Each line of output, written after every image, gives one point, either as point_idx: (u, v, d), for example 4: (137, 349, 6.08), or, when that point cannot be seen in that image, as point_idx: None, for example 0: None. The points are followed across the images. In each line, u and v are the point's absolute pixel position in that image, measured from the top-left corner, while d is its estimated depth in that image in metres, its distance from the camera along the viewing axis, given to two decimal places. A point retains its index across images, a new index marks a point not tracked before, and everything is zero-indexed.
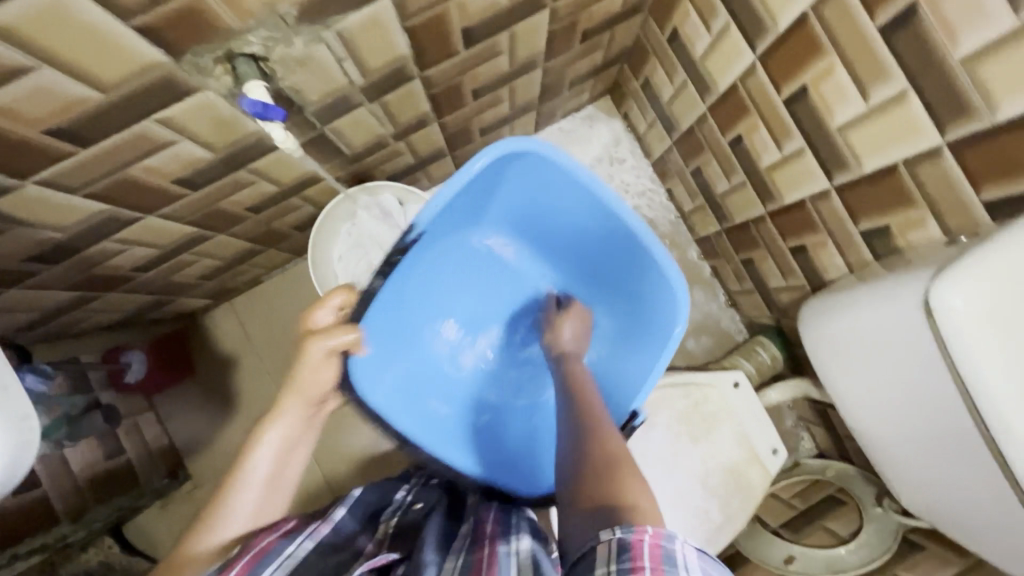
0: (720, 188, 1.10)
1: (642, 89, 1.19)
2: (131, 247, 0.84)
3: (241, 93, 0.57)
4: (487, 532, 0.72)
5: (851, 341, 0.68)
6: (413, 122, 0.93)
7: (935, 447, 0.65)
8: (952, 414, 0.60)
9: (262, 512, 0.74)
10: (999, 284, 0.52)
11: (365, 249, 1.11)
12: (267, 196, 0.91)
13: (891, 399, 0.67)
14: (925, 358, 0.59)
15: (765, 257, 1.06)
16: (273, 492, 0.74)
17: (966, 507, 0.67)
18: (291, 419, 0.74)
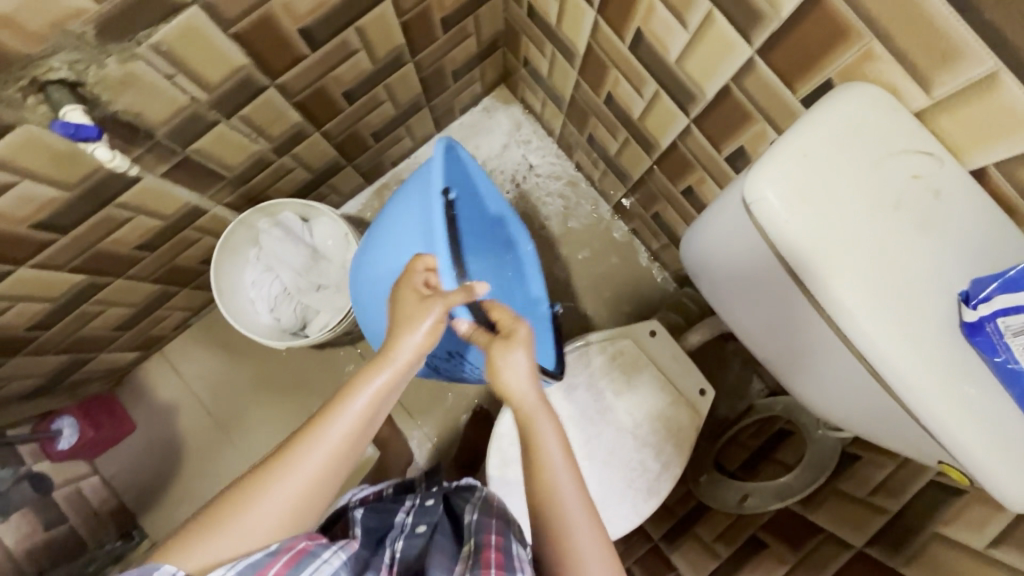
0: (613, 149, 1.12)
1: (527, 70, 1.22)
2: (17, 303, 0.83)
3: (58, 118, 0.58)
4: (490, 559, 0.64)
5: (720, 256, 0.65)
6: (290, 134, 0.94)
7: (805, 347, 0.61)
8: (798, 305, 0.57)
9: (329, 479, 0.59)
10: (801, 165, 0.51)
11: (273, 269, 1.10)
12: (155, 231, 0.90)
13: (758, 305, 0.64)
14: (759, 254, 0.58)
15: (668, 206, 1.08)
16: (346, 463, 0.60)
17: (846, 404, 0.63)
18: (386, 378, 0.62)
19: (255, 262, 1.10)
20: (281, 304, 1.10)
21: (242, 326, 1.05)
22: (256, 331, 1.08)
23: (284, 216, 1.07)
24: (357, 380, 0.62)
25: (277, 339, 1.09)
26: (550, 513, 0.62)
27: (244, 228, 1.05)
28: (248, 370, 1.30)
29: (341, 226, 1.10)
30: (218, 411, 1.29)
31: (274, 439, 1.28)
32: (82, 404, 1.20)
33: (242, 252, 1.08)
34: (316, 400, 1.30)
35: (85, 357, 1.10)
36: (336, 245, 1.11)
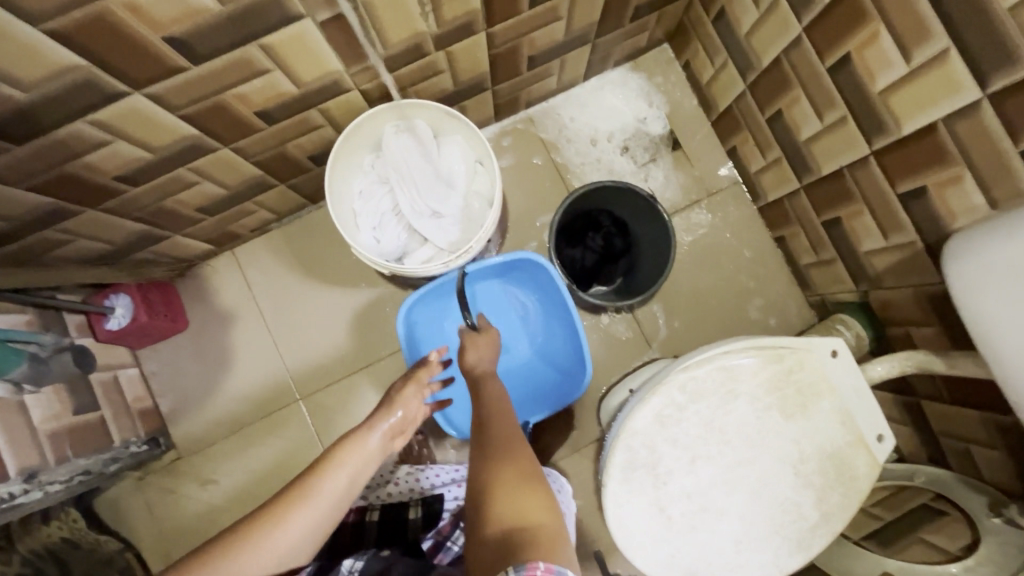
0: (806, 134, 0.95)
1: (714, 27, 1.05)
2: (116, 142, 0.69)
3: None
4: None
5: None
6: (460, 24, 0.79)
7: None
8: None
9: (307, 538, 0.61)
10: None
11: (388, 180, 0.96)
12: (286, 100, 0.77)
13: None
14: None
15: (860, 212, 0.91)
16: (328, 522, 0.63)
17: None
18: (372, 440, 0.67)
19: (370, 168, 0.96)
20: (390, 223, 0.97)
21: (347, 237, 0.91)
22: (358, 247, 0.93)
23: (418, 123, 0.93)
24: (350, 438, 0.66)
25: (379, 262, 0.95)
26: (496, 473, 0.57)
27: (370, 125, 0.90)
28: (321, 295, 1.16)
29: (475, 151, 0.97)
30: (282, 332, 1.16)
31: (336, 372, 1.15)
32: (143, 286, 1.06)
33: (358, 153, 0.94)
34: (389, 342, 1.16)
35: (157, 234, 0.97)
36: (465, 170, 0.97)
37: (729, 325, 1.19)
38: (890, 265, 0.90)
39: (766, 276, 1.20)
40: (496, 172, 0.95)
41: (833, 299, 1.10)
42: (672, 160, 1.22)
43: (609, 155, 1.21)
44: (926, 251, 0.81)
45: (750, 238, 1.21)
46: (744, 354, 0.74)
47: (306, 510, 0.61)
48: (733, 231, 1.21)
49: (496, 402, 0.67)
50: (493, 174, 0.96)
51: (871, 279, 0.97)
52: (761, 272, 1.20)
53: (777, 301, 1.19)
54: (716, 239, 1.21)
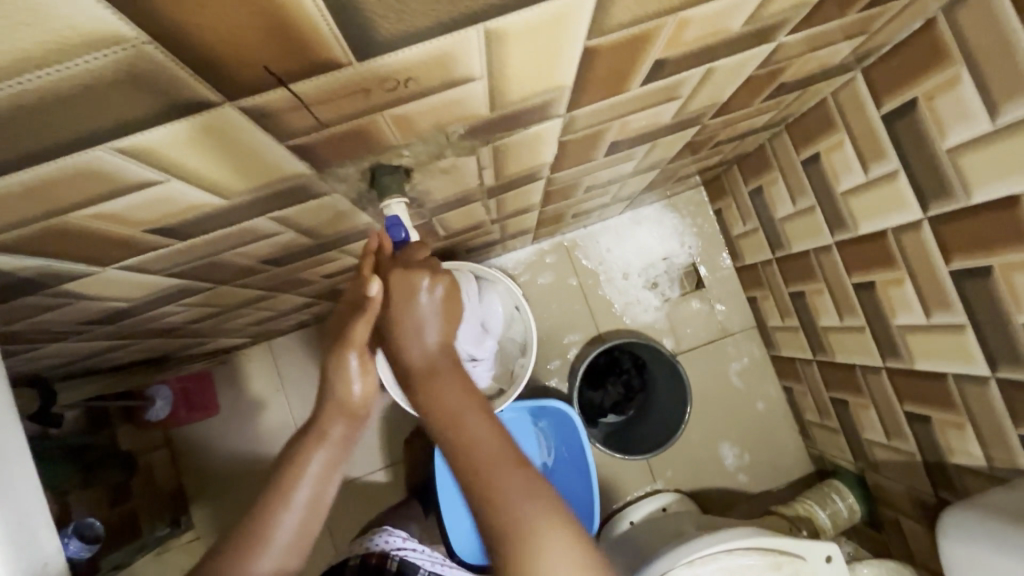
0: (825, 321, 1.01)
1: (749, 197, 1.11)
2: (193, 308, 0.75)
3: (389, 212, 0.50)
4: None
5: None
6: (517, 210, 0.85)
7: None
8: None
9: (303, 541, 0.59)
10: None
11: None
12: (348, 265, 0.83)
13: None
14: None
15: (867, 407, 0.97)
16: (311, 531, 0.60)
17: None
18: (334, 441, 0.63)
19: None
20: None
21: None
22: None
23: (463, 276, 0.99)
24: (300, 456, 0.62)
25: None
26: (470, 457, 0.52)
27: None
28: None
29: (512, 299, 1.02)
30: None
31: None
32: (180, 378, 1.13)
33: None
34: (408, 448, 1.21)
35: (205, 339, 1.02)
36: (501, 317, 1.03)
37: (730, 462, 1.25)
38: (889, 459, 0.96)
39: (770, 421, 1.26)
40: (531, 324, 1.01)
41: (831, 459, 1.16)
42: (694, 299, 1.28)
43: (635, 288, 1.27)
44: (924, 467, 0.87)
45: (759, 382, 1.27)
46: (746, 555, 0.81)
47: (289, 519, 0.58)
48: (743, 373, 1.27)
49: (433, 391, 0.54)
50: (527, 323, 1.03)
51: (869, 461, 1.03)
52: (766, 417, 1.26)
53: (776, 447, 1.25)
54: (727, 379, 1.27)
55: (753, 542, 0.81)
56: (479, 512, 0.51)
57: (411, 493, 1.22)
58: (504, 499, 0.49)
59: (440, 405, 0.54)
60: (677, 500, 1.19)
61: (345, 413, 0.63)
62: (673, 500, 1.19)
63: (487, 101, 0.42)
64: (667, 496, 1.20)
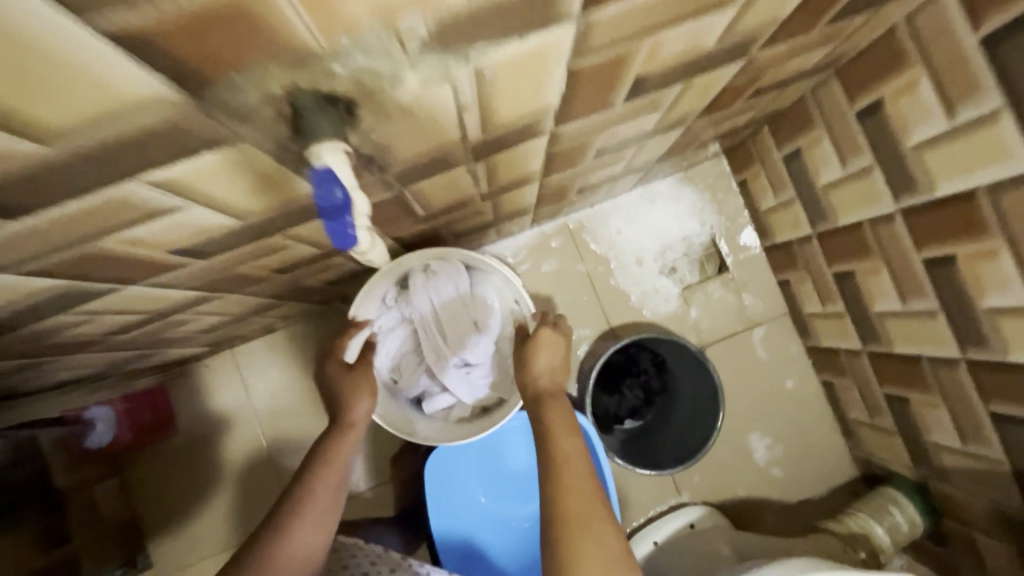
0: (880, 306, 0.85)
1: (784, 163, 0.95)
2: (105, 316, 0.59)
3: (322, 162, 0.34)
4: None
5: None
6: (513, 182, 0.68)
7: None
8: None
9: (335, 506, 0.70)
10: None
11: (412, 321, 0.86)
12: (305, 256, 0.66)
13: None
14: None
15: (934, 406, 0.82)
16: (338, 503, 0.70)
17: None
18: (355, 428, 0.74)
19: (391, 304, 0.85)
20: (410, 367, 0.87)
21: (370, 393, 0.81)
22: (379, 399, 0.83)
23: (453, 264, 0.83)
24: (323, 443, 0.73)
25: (400, 415, 0.85)
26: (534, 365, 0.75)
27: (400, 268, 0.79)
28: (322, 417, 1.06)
29: (511, 292, 0.86)
30: (281, 443, 1.06)
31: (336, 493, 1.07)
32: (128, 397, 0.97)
33: (378, 291, 0.82)
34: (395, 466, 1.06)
35: (150, 352, 0.86)
36: (499, 314, 0.88)
37: (764, 470, 1.09)
38: (963, 467, 0.81)
39: (808, 421, 1.11)
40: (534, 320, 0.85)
41: (883, 465, 1.01)
42: (717, 285, 1.12)
43: (650, 275, 1.11)
44: (1015, 479, 0.72)
45: (794, 376, 1.11)
46: None
47: (323, 487, 0.69)
48: (776, 368, 1.11)
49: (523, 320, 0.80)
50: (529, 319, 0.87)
51: (934, 468, 0.88)
52: (803, 416, 1.10)
53: (816, 450, 1.09)
54: (757, 375, 1.11)
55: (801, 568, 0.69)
56: (546, 505, 0.59)
57: (401, 516, 1.07)
58: (571, 520, 0.56)
59: (546, 416, 0.67)
60: (705, 515, 1.03)
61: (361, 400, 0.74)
62: (701, 516, 1.03)
63: None
64: (695, 512, 1.03)
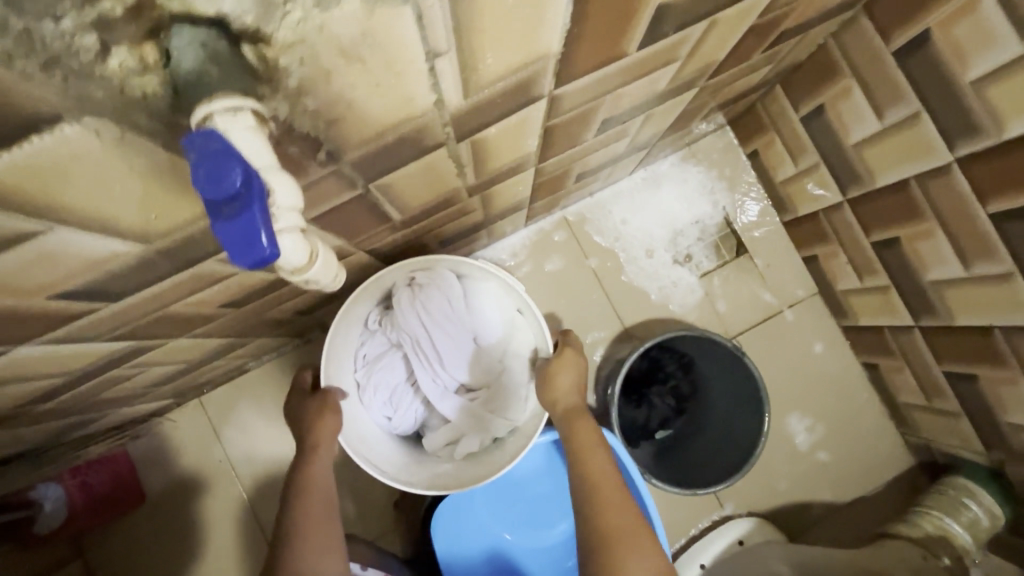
0: (935, 274, 0.74)
1: (802, 125, 0.84)
2: (5, 387, 0.45)
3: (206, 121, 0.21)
4: None
5: None
6: (503, 170, 0.57)
7: None
8: None
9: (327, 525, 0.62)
10: None
11: (404, 346, 0.74)
12: (259, 285, 0.54)
13: None
14: None
15: (1012, 382, 0.71)
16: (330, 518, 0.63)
17: None
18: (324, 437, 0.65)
19: (376, 328, 0.74)
20: (406, 401, 0.74)
21: (356, 431, 0.68)
22: (369, 439, 0.70)
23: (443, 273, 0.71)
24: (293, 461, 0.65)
25: (393, 457, 0.71)
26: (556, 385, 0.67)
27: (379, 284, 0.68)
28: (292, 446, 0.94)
29: (513, 299, 0.73)
30: (266, 499, 0.93)
31: None
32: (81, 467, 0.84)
33: (359, 313, 0.71)
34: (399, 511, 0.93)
35: (96, 417, 0.72)
36: (501, 328, 0.75)
37: (814, 471, 0.97)
38: None
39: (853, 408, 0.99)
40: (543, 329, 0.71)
41: (945, 449, 0.90)
42: (735, 269, 1.01)
43: (661, 266, 1.00)
44: None
45: (831, 362, 0.99)
46: None
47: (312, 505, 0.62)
48: (811, 355, 0.99)
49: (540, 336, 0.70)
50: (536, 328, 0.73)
51: (1013, 452, 0.77)
52: (848, 404, 0.98)
53: (866, 442, 0.98)
54: (792, 364, 0.99)
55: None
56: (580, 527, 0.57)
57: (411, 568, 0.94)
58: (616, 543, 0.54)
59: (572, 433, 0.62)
60: (754, 529, 0.93)
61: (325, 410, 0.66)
62: (748, 530, 0.93)
63: None
64: (742, 525, 0.93)
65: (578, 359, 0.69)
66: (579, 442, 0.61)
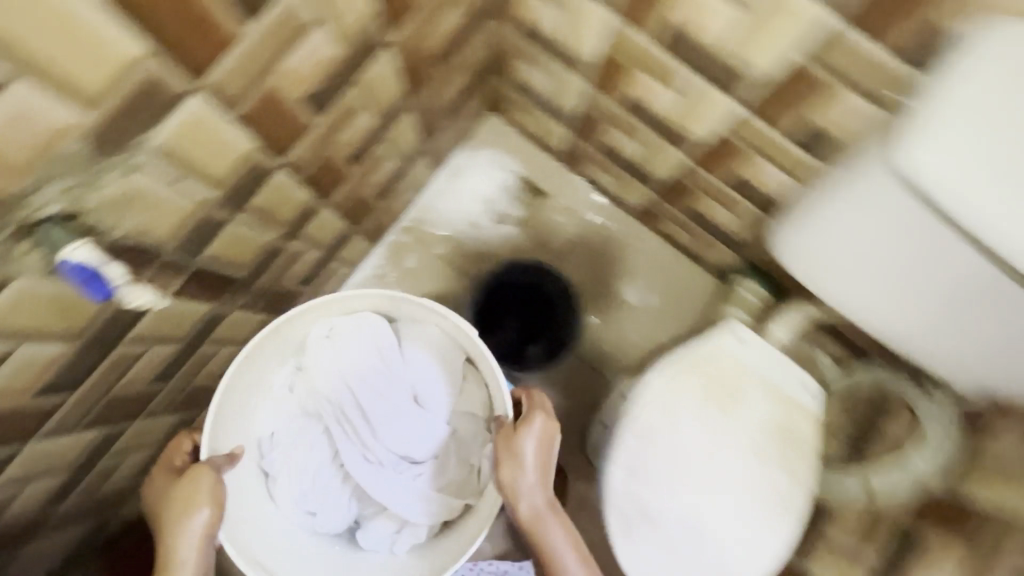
0: (635, 154, 1.05)
1: (520, 93, 1.15)
2: (29, 481, 0.69)
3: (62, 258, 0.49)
4: None
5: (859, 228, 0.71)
6: (298, 216, 0.84)
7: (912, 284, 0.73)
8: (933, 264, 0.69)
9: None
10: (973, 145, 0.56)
11: (329, 424, 0.90)
12: (171, 357, 0.79)
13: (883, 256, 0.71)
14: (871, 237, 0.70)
15: (707, 201, 1.02)
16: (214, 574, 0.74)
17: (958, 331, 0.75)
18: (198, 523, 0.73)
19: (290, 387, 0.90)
20: (333, 490, 0.89)
21: (258, 531, 0.83)
22: (263, 526, 0.85)
23: (357, 335, 0.89)
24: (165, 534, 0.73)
25: (299, 554, 0.86)
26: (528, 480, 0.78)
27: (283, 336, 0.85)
28: None
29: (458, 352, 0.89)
30: None
31: None
32: None
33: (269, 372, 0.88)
34: None
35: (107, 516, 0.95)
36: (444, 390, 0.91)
37: (657, 322, 1.27)
38: (751, 230, 1.02)
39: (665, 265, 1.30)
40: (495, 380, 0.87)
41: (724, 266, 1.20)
42: (540, 209, 1.31)
43: (488, 230, 1.29)
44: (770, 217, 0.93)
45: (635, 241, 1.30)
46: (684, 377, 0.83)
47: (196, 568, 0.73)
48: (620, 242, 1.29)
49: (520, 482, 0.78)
50: (486, 388, 0.90)
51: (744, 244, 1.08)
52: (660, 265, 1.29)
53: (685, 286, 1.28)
54: (607, 255, 1.29)
55: (689, 367, 0.84)
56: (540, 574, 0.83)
57: None
58: None
59: (539, 521, 0.78)
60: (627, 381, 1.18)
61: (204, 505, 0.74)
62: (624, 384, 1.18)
63: (67, 104, 0.42)
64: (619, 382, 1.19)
65: (534, 427, 0.80)
66: (539, 527, 0.78)
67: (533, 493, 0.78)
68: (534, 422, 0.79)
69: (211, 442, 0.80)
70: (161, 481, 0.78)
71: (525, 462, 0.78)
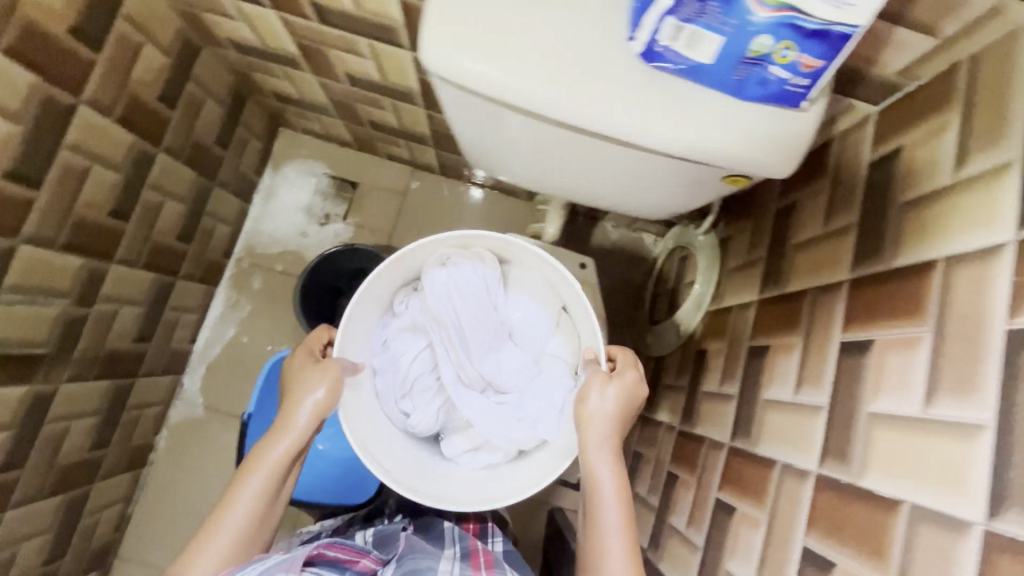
0: (394, 120, 1.14)
1: (284, 102, 1.22)
2: None
3: None
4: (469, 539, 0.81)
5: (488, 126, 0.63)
6: (81, 280, 0.90)
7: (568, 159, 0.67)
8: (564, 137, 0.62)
9: (254, 529, 0.65)
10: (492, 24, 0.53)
11: (435, 338, 0.80)
12: (8, 444, 0.86)
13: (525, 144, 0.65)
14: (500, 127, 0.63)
15: None
16: (266, 520, 0.66)
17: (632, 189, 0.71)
18: (314, 403, 0.68)
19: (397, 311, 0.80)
20: (426, 398, 0.80)
21: (381, 440, 0.75)
22: (382, 434, 0.77)
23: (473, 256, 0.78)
24: (262, 445, 0.67)
25: (402, 453, 0.77)
26: (596, 438, 0.67)
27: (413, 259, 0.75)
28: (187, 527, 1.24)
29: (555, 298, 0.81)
30: None
31: None
32: None
33: (382, 296, 0.78)
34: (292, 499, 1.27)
35: None
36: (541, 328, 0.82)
37: None
38: None
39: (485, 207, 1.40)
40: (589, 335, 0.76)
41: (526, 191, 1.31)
42: (357, 198, 1.39)
43: (317, 234, 1.37)
44: None
45: (451, 197, 1.39)
46: None
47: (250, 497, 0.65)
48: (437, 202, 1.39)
49: (603, 417, 0.68)
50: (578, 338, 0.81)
51: None
52: (480, 208, 1.39)
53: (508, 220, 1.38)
54: (428, 216, 1.38)
55: None
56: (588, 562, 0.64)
57: None
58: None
59: (597, 472, 0.67)
60: None
61: (306, 396, 0.68)
62: None
63: None
64: None
65: (631, 385, 0.70)
66: (592, 473, 0.67)
67: (602, 444, 0.67)
68: (625, 375, 0.69)
69: (341, 345, 0.72)
70: (299, 360, 0.72)
71: (611, 411, 0.68)
